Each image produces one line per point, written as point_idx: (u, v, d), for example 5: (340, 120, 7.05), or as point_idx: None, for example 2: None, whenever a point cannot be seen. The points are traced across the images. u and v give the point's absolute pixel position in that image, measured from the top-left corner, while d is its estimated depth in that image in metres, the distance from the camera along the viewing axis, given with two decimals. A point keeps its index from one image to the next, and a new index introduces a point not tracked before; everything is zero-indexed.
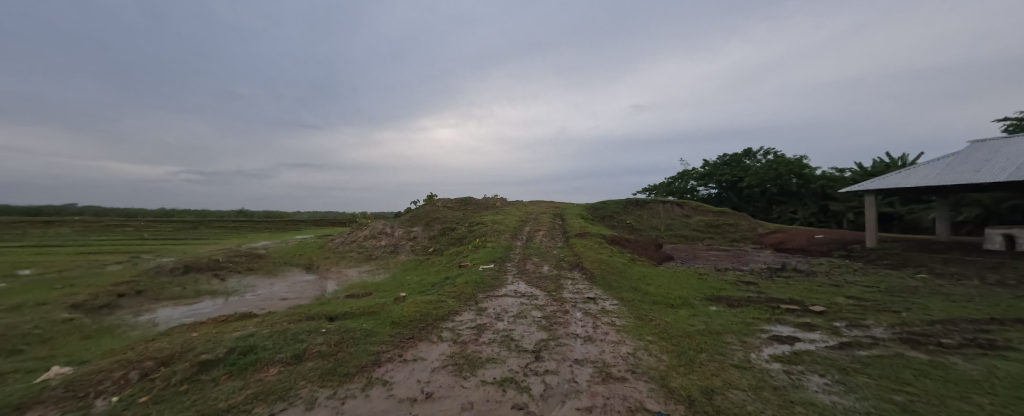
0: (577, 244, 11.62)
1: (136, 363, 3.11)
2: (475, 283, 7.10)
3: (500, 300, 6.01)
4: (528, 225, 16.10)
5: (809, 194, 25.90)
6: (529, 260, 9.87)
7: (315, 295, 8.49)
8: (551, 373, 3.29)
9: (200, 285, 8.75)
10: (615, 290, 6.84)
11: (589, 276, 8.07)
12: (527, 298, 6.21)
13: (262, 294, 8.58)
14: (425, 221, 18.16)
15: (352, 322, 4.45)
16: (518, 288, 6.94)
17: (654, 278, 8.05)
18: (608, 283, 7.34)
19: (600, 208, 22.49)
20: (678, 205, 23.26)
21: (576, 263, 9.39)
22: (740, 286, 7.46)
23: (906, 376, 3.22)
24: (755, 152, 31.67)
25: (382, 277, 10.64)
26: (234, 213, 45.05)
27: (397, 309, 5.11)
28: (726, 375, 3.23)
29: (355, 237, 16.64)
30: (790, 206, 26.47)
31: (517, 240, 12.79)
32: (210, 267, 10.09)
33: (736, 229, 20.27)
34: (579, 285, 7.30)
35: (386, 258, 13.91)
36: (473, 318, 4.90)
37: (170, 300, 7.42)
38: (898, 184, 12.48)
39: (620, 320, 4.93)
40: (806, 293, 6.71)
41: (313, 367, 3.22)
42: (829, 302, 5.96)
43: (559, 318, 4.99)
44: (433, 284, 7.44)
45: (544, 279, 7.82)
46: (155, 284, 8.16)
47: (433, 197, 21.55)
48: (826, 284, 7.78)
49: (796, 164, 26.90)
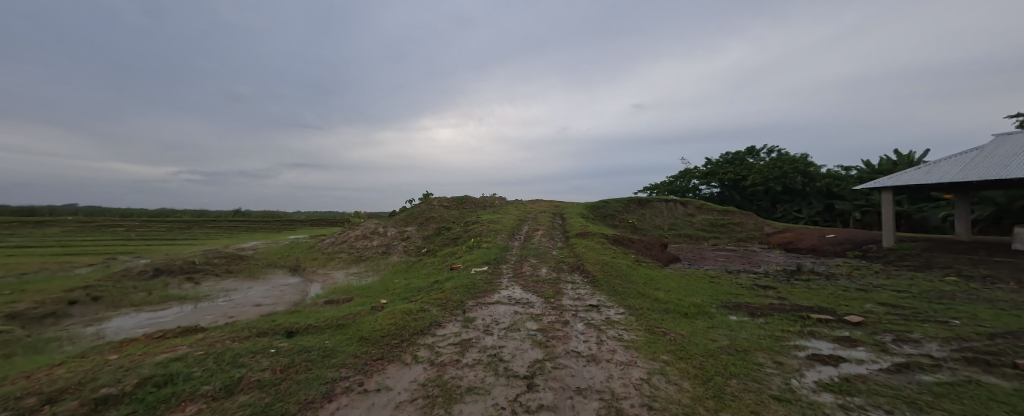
0: (578, 245, 10.93)
1: (14, 400, 2.40)
2: (465, 288, 6.40)
3: (491, 309, 5.32)
4: (526, 224, 15.43)
5: (814, 192, 25.19)
6: (526, 261, 9.17)
7: (293, 301, 7.78)
8: (546, 410, 2.59)
9: (169, 289, 8.03)
10: (620, 296, 6.15)
11: (591, 281, 7.36)
12: (521, 306, 5.51)
13: (235, 299, 7.87)
14: (420, 220, 17.51)
15: (312, 338, 3.75)
16: (512, 294, 6.25)
17: (662, 282, 7.36)
18: (612, 288, 6.64)
19: (601, 207, 21.80)
20: (682, 204, 22.53)
21: (577, 265, 8.69)
22: (759, 292, 6.75)
23: (1000, 414, 2.52)
24: (759, 150, 31.05)
25: (369, 280, 9.95)
26: (230, 213, 44.27)
27: (370, 320, 4.42)
28: (768, 413, 2.53)
29: (346, 237, 15.96)
30: (796, 205, 25.80)
31: (514, 241, 12.13)
32: (184, 270, 9.38)
33: (743, 229, 19.53)
34: (580, 290, 6.60)
35: (377, 259, 13.24)
36: (457, 331, 4.22)
37: (130, 307, 6.72)
38: (918, 181, 11.81)
39: (629, 334, 4.24)
40: (834, 299, 6.02)
41: (243, 404, 2.52)
42: (863, 311, 5.27)
43: (557, 332, 4.29)
44: (419, 289, 6.75)
45: (541, 283, 7.12)
46: (117, 288, 7.45)
47: (429, 196, 20.90)
48: (853, 289, 7.07)
49: (801, 162, 26.19)
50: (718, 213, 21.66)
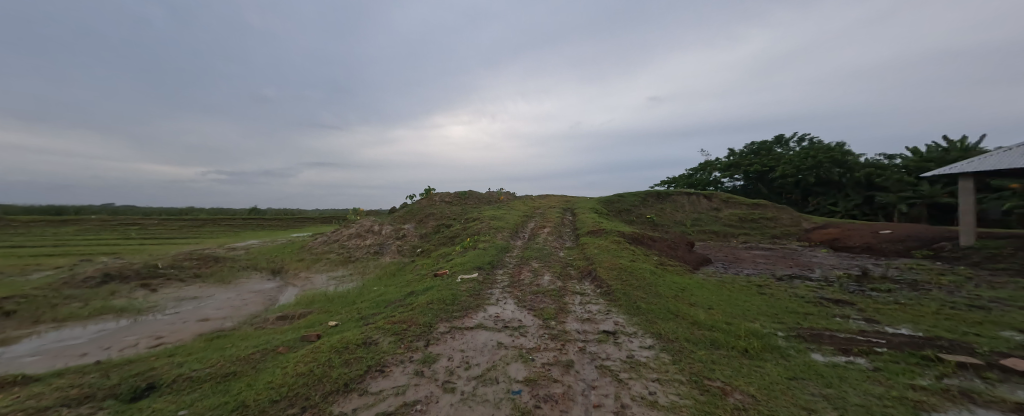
0: (589, 245, 9.32)
1: None
2: (441, 304, 4.98)
3: (466, 338, 3.84)
4: (532, 221, 13.95)
5: (852, 184, 22.48)
6: (526, 265, 7.66)
7: (248, 314, 6.53)
8: None
9: (112, 299, 6.95)
10: (645, 315, 4.63)
11: (604, 293, 5.80)
12: (509, 333, 4.01)
13: (183, 312, 6.68)
14: (419, 217, 16.24)
15: (159, 406, 2.37)
16: (500, 313, 4.77)
17: (699, 294, 5.73)
18: (632, 304, 5.07)
19: (617, 200, 20.00)
20: (706, 197, 20.48)
21: (588, 270, 7.12)
22: (833, 310, 5.04)
23: None
24: (788, 139, 28.49)
25: (348, 286, 8.66)
26: (245, 211, 44.39)
27: (280, 361, 3.02)
28: None
29: (338, 236, 14.85)
30: (831, 198, 23.14)
31: (516, 240, 10.70)
32: (142, 275, 8.35)
33: (777, 225, 17.43)
34: (591, 308, 5.05)
35: (366, 260, 12.01)
36: (401, 386, 2.77)
37: (47, 325, 5.62)
38: (1011, 165, 9.64)
39: (667, 394, 2.68)
40: (952, 325, 4.29)
41: None
42: (1012, 347, 3.55)
43: (552, 388, 2.78)
44: (386, 305, 5.36)
45: (541, 296, 5.61)
46: (46, 299, 6.41)
47: (431, 191, 19.66)
48: (961, 304, 5.27)
49: (838, 150, 23.58)
50: (747, 207, 19.54)
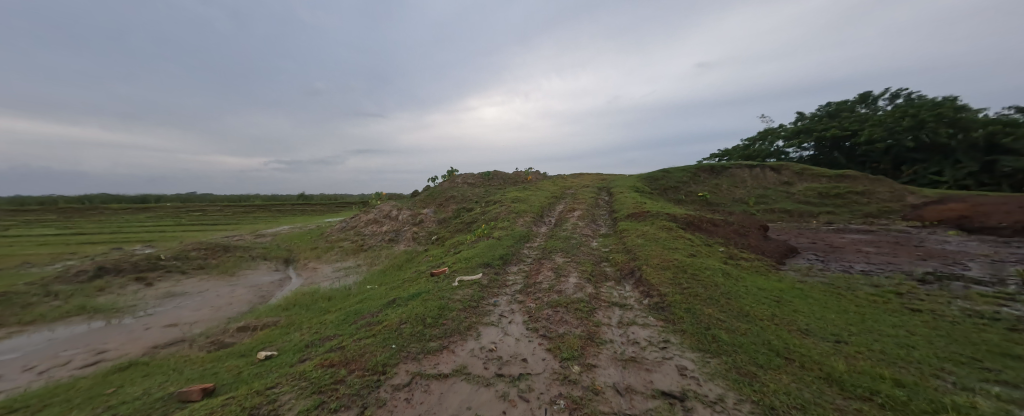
0: (630, 233, 7.39)
1: None
2: (418, 326, 3.49)
3: (426, 404, 2.30)
4: (562, 203, 12.14)
5: (965, 147, 17.51)
6: (547, 262, 5.97)
7: (222, 318, 5.64)
8: None
9: (96, 296, 6.46)
10: (733, 359, 2.79)
11: (656, 308, 3.99)
12: (502, 394, 2.42)
13: (158, 313, 5.98)
14: (439, 200, 15.00)
15: None
16: (497, 344, 3.21)
17: (810, 312, 3.73)
18: (705, 333, 3.23)
19: (662, 176, 17.36)
20: (774, 169, 17.14)
21: (630, 271, 5.27)
22: None
23: None
24: (876, 96, 23.21)
25: (346, 282, 7.63)
26: (294, 195, 46.84)
27: None
28: None
29: (356, 222, 14.10)
30: (934, 166, 18.25)
31: (541, 226, 9.02)
32: (140, 267, 7.91)
33: (873, 200, 13.95)
34: (637, 336, 3.32)
35: (378, 249, 11.03)
36: None
37: (7, 330, 5.08)
38: None
39: None
40: None
41: None
42: None
43: None
44: (352, 321, 4.02)
45: (562, 311, 3.94)
46: (26, 298, 5.99)
47: (454, 173, 18.34)
48: None
49: (948, 105, 18.48)
50: (829, 180, 15.98)
